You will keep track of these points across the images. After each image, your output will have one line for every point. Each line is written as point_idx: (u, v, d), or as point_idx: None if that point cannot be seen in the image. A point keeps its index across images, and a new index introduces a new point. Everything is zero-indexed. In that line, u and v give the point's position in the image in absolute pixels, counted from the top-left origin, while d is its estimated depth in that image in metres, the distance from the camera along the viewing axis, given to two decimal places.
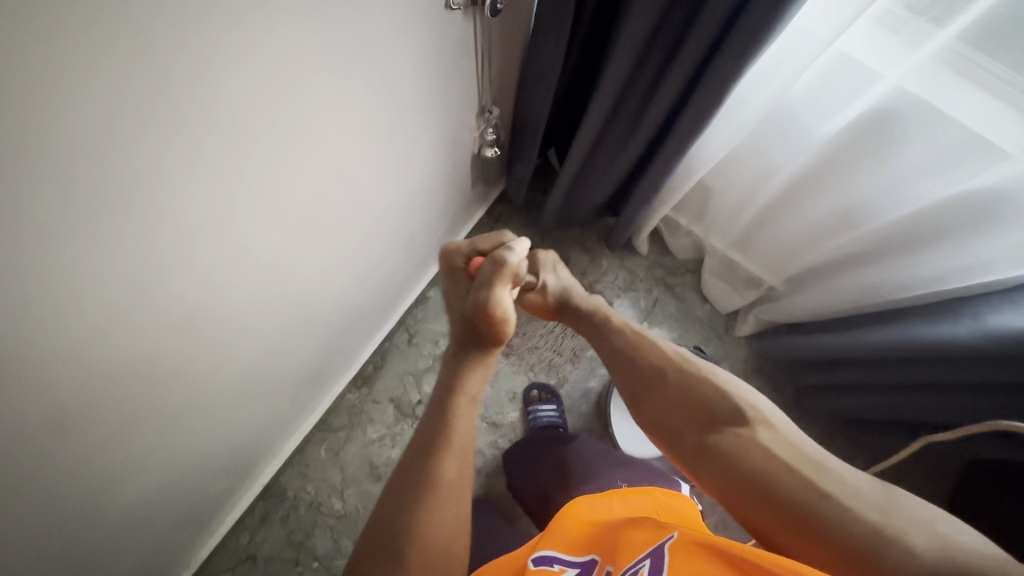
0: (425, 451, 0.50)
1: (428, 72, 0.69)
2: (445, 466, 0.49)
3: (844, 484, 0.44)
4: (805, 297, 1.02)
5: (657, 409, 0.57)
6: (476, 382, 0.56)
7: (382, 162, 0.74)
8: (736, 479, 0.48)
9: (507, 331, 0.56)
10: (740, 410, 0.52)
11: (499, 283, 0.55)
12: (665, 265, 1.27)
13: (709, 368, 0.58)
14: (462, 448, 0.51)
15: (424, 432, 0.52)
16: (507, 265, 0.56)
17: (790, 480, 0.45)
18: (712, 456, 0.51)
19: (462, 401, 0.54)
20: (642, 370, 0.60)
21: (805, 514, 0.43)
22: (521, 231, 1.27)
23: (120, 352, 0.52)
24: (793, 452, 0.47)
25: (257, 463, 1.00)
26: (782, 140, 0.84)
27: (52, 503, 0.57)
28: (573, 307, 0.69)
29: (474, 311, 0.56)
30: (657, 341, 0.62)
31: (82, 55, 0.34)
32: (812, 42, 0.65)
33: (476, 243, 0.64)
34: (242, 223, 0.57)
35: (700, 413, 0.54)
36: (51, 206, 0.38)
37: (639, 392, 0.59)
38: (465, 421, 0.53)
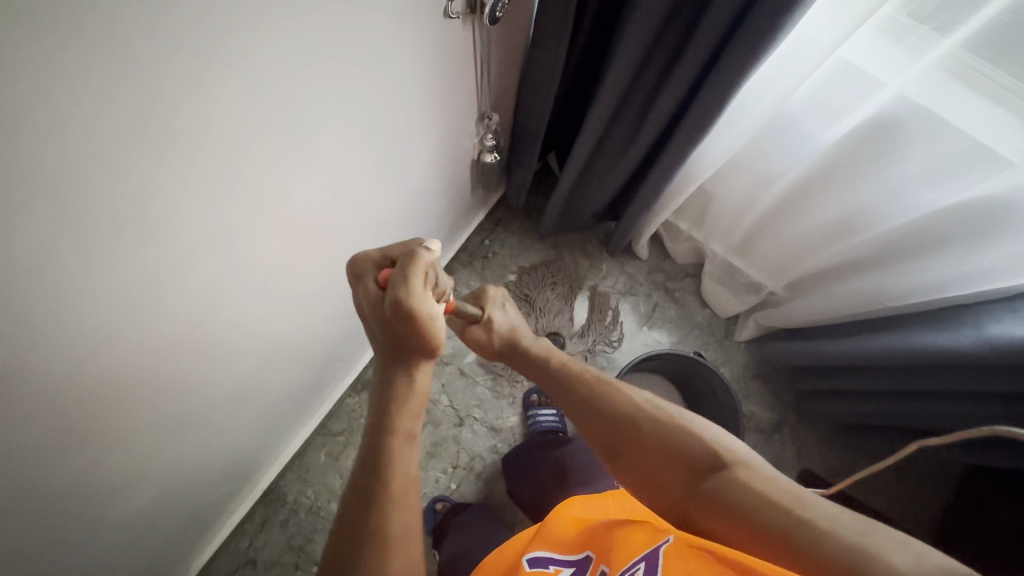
0: (365, 506, 0.46)
1: (426, 79, 0.69)
2: (389, 517, 0.46)
3: (819, 509, 0.42)
4: (806, 303, 1.02)
5: (634, 460, 0.55)
6: (410, 416, 0.52)
7: (381, 169, 0.73)
8: (726, 521, 0.46)
9: (439, 339, 0.51)
10: (715, 451, 0.51)
11: (414, 278, 0.48)
12: (665, 270, 1.27)
13: (675, 410, 0.57)
14: (407, 490, 0.48)
15: (361, 479, 0.48)
16: (421, 261, 0.49)
17: (772, 515, 0.43)
18: (700, 501, 0.49)
19: (399, 443, 0.50)
20: (608, 418, 0.58)
21: (790, 544, 0.41)
22: (520, 235, 1.27)
23: (120, 363, 0.52)
24: (770, 485, 0.46)
25: (256, 468, 1.00)
26: (783, 147, 0.84)
27: (53, 514, 0.57)
28: (523, 348, 0.70)
29: (396, 318, 0.49)
30: (619, 386, 0.61)
31: (77, 73, 0.34)
32: (814, 50, 0.65)
33: (383, 250, 0.54)
34: (241, 234, 0.57)
35: (676, 458, 0.52)
36: (48, 222, 0.38)
37: (610, 441, 0.58)
38: (404, 464, 0.49)
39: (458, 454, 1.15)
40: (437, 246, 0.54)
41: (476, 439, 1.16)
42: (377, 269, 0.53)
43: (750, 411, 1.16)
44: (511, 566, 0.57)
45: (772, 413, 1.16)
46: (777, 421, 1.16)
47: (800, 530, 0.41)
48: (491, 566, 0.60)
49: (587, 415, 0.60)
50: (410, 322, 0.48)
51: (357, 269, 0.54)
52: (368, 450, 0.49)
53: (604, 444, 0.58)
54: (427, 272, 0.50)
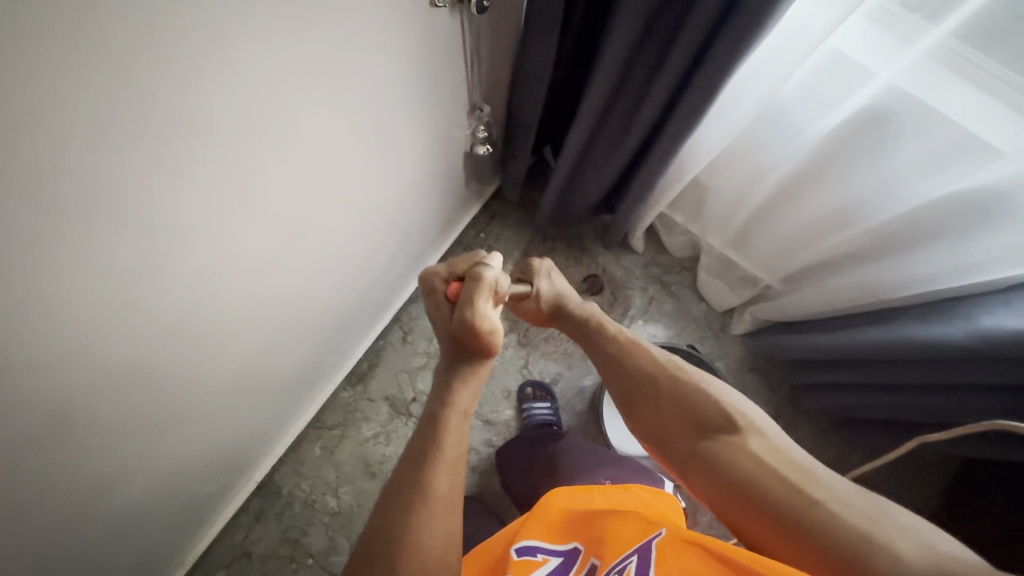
0: (420, 461, 0.47)
1: (414, 70, 0.68)
2: (440, 478, 0.47)
3: (827, 489, 0.44)
4: (800, 297, 1.02)
5: (648, 416, 0.57)
6: (467, 395, 0.54)
7: (371, 161, 0.73)
8: (724, 481, 0.48)
9: (496, 344, 0.55)
10: (730, 416, 0.52)
11: (480, 295, 0.56)
12: (661, 263, 1.26)
13: (699, 374, 0.58)
14: (457, 454, 0.49)
15: (419, 442, 0.49)
16: (484, 279, 0.58)
17: (775, 485, 0.45)
18: (704, 461, 0.50)
19: (454, 415, 0.51)
20: (632, 375, 0.60)
21: (788, 515, 0.43)
22: (516, 229, 1.26)
23: (109, 356, 0.52)
24: (781, 459, 0.47)
25: (250, 462, 1.00)
26: (776, 139, 0.83)
27: (44, 507, 0.57)
28: (570, 313, 0.69)
29: (462, 329, 0.55)
30: (650, 347, 0.62)
31: (56, 63, 0.33)
32: (805, 40, 0.65)
33: (452, 266, 0.63)
34: (230, 226, 0.56)
35: (688, 417, 0.54)
36: (32, 214, 0.37)
37: (629, 394, 0.60)
38: (457, 436, 0.50)
39: None
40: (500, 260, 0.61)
41: (471, 433, 1.16)
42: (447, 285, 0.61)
43: None
44: (500, 558, 0.57)
45: (767, 406, 1.16)
46: (772, 414, 1.16)
47: (801, 503, 0.43)
48: (480, 558, 0.60)
49: (611, 369, 0.62)
50: (472, 331, 0.55)
51: (432, 280, 0.63)
52: (428, 418, 0.51)
53: (624, 397, 0.60)
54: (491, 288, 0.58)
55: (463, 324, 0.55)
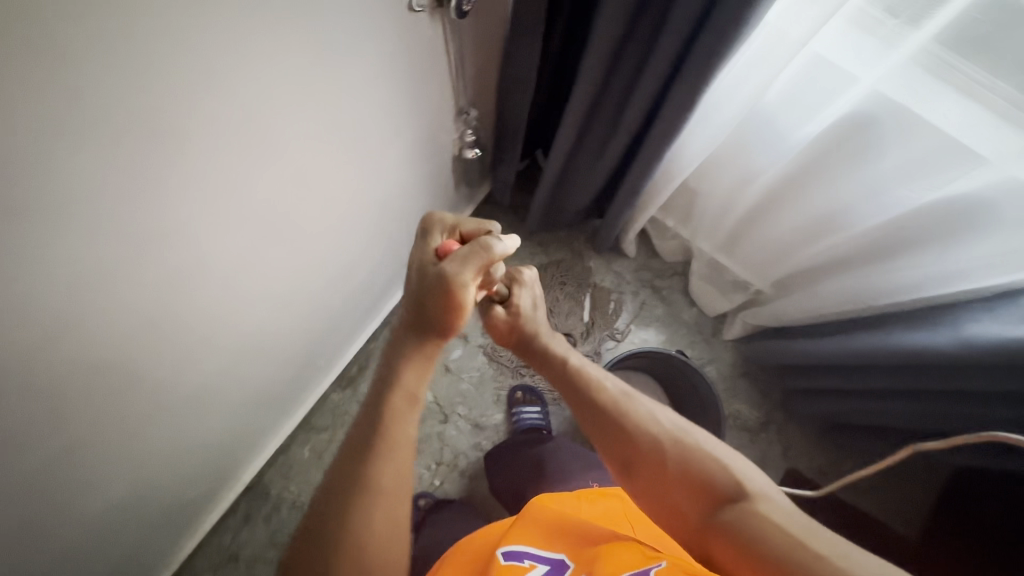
0: (362, 449, 0.46)
1: (395, 73, 0.68)
2: (383, 469, 0.46)
3: (840, 550, 0.40)
4: (789, 303, 1.01)
5: (654, 484, 0.51)
6: (414, 377, 0.50)
7: (354, 163, 0.73)
8: (742, 556, 0.43)
9: (460, 323, 0.51)
10: (738, 483, 0.48)
11: (471, 264, 0.49)
12: (653, 268, 1.26)
13: (701, 435, 0.53)
14: (402, 447, 0.48)
15: (364, 427, 0.48)
16: (487, 252, 0.50)
17: (796, 554, 0.40)
18: (719, 535, 0.46)
19: (397, 399, 0.49)
20: (633, 438, 0.53)
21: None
22: (508, 232, 1.26)
23: (83, 357, 0.52)
24: (796, 524, 0.43)
25: (236, 464, 1.00)
26: (762, 144, 0.83)
27: (20, 509, 0.57)
28: (541, 346, 0.63)
29: (432, 292, 0.49)
30: (643, 401, 0.56)
31: (27, 67, 0.34)
32: (786, 45, 0.64)
33: (458, 223, 0.54)
34: (208, 228, 0.56)
35: (694, 485, 0.49)
36: (5, 217, 0.37)
37: (629, 459, 0.53)
38: (404, 424, 0.48)
39: (442, 451, 1.15)
40: (515, 241, 0.52)
41: (460, 437, 1.16)
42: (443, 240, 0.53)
43: (736, 410, 1.16)
44: (485, 562, 0.57)
45: (758, 412, 1.16)
46: (763, 420, 1.15)
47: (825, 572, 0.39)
48: (467, 556, 0.60)
49: (606, 428, 0.55)
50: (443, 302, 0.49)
51: (428, 232, 0.54)
52: (371, 403, 0.49)
53: (623, 461, 0.53)
54: (489, 263, 0.50)
55: (438, 289, 0.49)
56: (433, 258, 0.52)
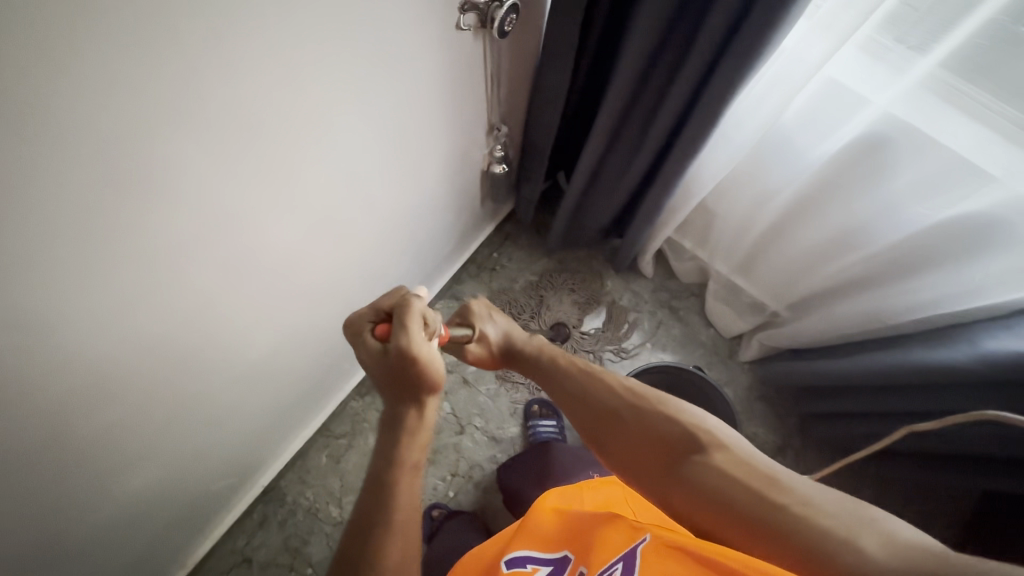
0: (372, 529, 0.45)
1: (436, 87, 0.74)
2: (394, 546, 0.45)
3: (793, 492, 0.42)
4: (808, 323, 1.03)
5: (618, 448, 0.55)
6: (415, 449, 0.51)
7: (394, 170, 0.78)
8: (699, 505, 0.46)
9: (439, 378, 0.52)
10: (694, 437, 0.50)
11: (409, 324, 0.52)
12: (669, 288, 1.29)
13: (660, 398, 0.56)
14: (409, 520, 0.47)
15: (368, 504, 0.47)
16: (413, 309, 0.53)
17: (752, 500, 0.43)
18: (678, 490, 0.48)
19: (404, 478, 0.48)
20: (598, 409, 0.58)
21: (767, 526, 0.41)
22: (528, 249, 1.31)
23: (136, 331, 0.55)
24: (749, 470, 0.45)
25: (257, 464, 1.02)
26: (781, 163, 0.86)
27: (62, 481, 0.60)
28: (520, 348, 0.68)
29: (401, 366, 0.51)
30: (607, 375, 0.61)
31: (131, 52, 0.38)
32: (803, 68, 0.69)
33: (377, 306, 0.58)
34: (261, 218, 0.61)
35: (654, 444, 0.52)
36: (89, 185, 0.42)
37: (597, 429, 0.57)
38: (407, 494, 0.48)
39: (457, 462, 1.15)
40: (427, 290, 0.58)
41: (475, 448, 1.17)
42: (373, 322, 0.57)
43: (752, 432, 1.16)
44: (490, 566, 0.58)
45: (774, 435, 1.15)
46: (781, 443, 1.15)
47: (775, 515, 0.41)
48: (473, 562, 0.61)
49: (577, 406, 0.60)
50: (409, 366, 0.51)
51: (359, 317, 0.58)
52: (374, 478, 0.48)
53: (592, 433, 0.58)
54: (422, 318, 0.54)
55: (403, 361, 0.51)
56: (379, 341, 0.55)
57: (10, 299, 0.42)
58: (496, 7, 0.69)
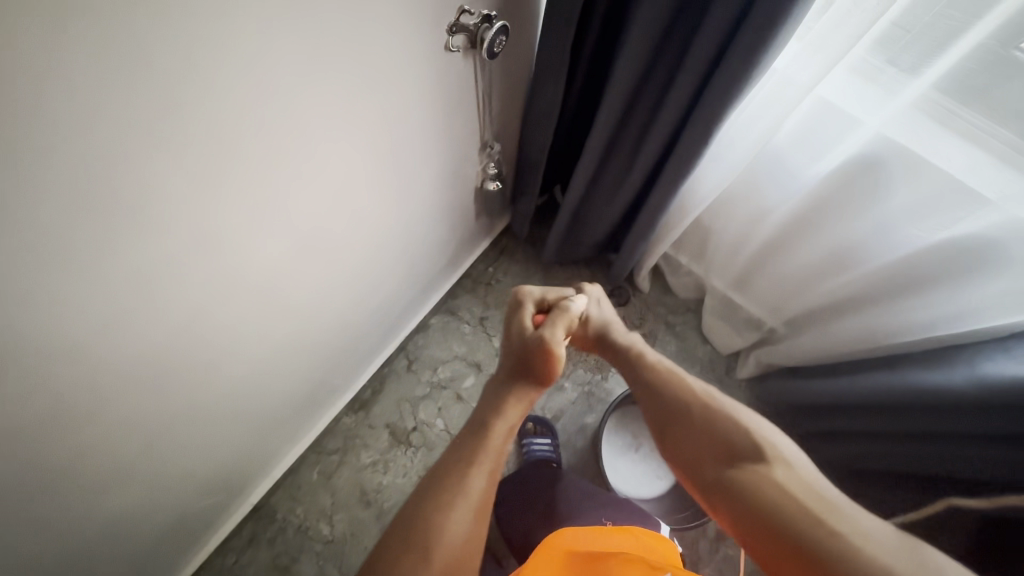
0: (468, 458, 0.52)
1: (428, 107, 0.74)
2: (475, 479, 0.50)
3: (852, 525, 0.43)
4: (804, 341, 1.02)
5: (679, 440, 0.55)
6: (517, 412, 0.58)
7: (385, 187, 0.78)
8: (748, 512, 0.47)
9: (557, 372, 0.60)
10: (757, 445, 0.50)
11: (561, 321, 0.63)
12: (666, 303, 1.28)
13: (732, 403, 0.56)
14: (495, 465, 0.53)
15: (470, 436, 0.55)
16: (570, 314, 0.64)
17: (806, 521, 0.43)
18: (729, 493, 0.49)
19: (503, 426, 0.56)
20: (666, 401, 0.58)
21: (817, 552, 0.41)
22: (524, 264, 1.31)
23: (118, 354, 0.54)
24: (811, 493, 0.45)
25: (246, 481, 1.01)
26: (774, 182, 0.86)
27: (43, 504, 0.59)
28: (610, 339, 0.68)
29: (535, 348, 0.60)
30: (681, 372, 0.61)
31: (115, 80, 0.39)
32: (793, 88, 0.69)
33: (544, 294, 0.68)
34: (249, 236, 0.61)
35: (717, 445, 0.52)
36: (70, 209, 0.41)
37: (661, 419, 0.58)
38: (501, 443, 0.55)
39: None
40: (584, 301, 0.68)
41: None
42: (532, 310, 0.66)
43: None
44: None
45: None
46: None
47: (828, 541, 0.42)
48: None
49: (645, 394, 0.61)
50: (539, 351, 0.60)
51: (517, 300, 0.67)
52: (481, 421, 0.56)
53: (655, 421, 0.59)
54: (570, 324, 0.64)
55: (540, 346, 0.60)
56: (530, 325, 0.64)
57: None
58: (485, 28, 0.69)
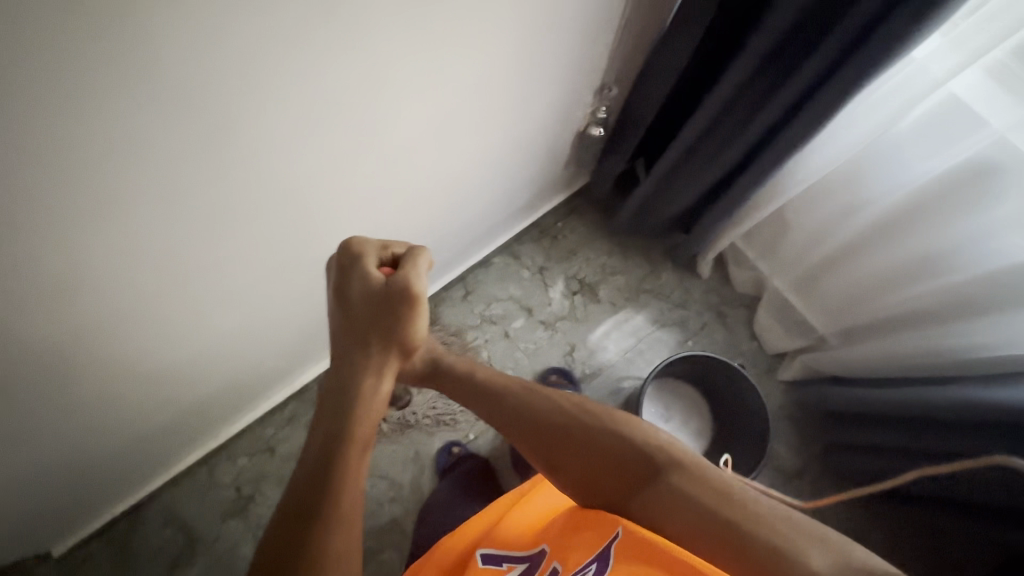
0: (308, 528, 0.48)
1: (573, 24, 0.77)
2: (334, 535, 0.48)
3: (749, 508, 0.50)
4: (857, 349, 1.04)
5: (573, 470, 0.59)
6: (366, 428, 0.56)
7: (509, 97, 0.82)
8: (666, 518, 0.52)
9: (417, 339, 0.61)
10: (652, 456, 0.56)
11: (421, 262, 0.60)
12: (722, 293, 1.30)
13: (611, 420, 0.60)
14: (350, 516, 0.51)
15: (309, 495, 0.50)
16: (426, 256, 0.61)
17: (715, 518, 0.50)
18: (643, 504, 0.54)
19: (354, 454, 0.53)
20: (553, 434, 0.61)
21: (728, 540, 0.49)
22: (593, 226, 1.34)
23: (266, 172, 0.58)
24: (707, 487, 0.52)
25: (302, 358, 1.08)
26: (884, 178, 0.87)
27: (171, 300, 0.64)
28: (449, 366, 0.66)
29: (398, 300, 0.58)
30: (554, 398, 0.63)
31: None
32: (929, 79, 0.71)
33: (388, 242, 0.63)
34: (396, 100, 0.64)
35: (617, 465, 0.57)
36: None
37: (551, 454, 0.61)
38: (353, 481, 0.52)
39: None
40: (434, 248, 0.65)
41: None
42: (379, 254, 0.61)
43: (774, 450, 1.16)
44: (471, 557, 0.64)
45: (796, 458, 1.16)
46: (799, 467, 1.15)
47: (736, 531, 0.49)
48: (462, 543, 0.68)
49: (525, 430, 0.62)
50: (394, 316, 0.58)
51: (340, 262, 0.60)
52: (325, 470, 0.52)
53: (544, 457, 0.61)
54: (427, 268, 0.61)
55: (403, 302, 0.58)
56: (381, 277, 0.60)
57: (201, 84, 0.45)
58: None
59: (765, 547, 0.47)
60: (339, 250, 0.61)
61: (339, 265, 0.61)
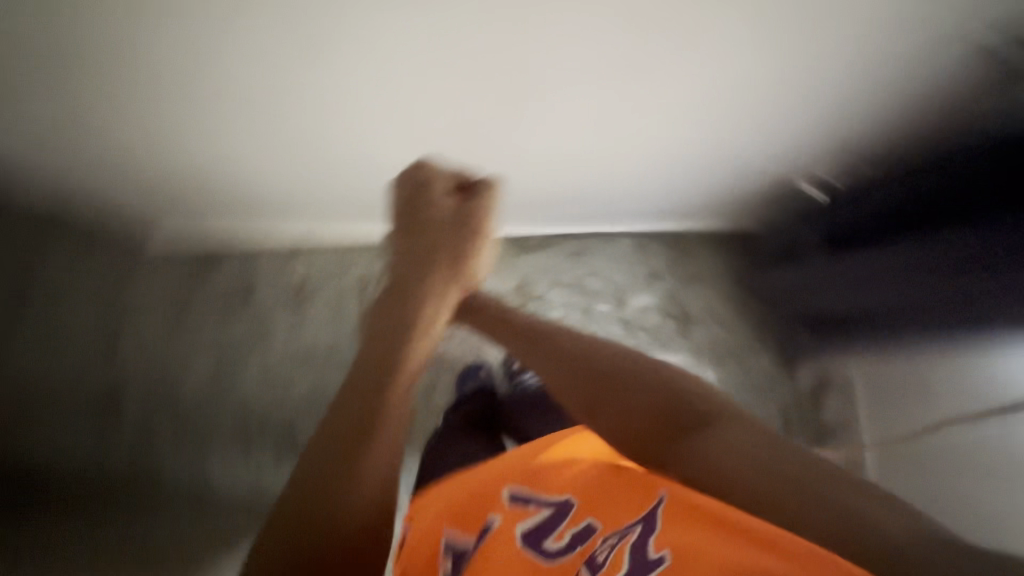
0: (356, 443, 0.61)
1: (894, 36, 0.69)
2: (366, 461, 0.62)
3: (811, 460, 0.47)
4: (920, 480, 1.04)
5: (615, 419, 0.61)
6: (415, 358, 0.65)
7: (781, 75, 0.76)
8: (712, 470, 0.51)
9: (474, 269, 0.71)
10: (696, 416, 0.57)
11: (484, 199, 0.72)
12: (801, 404, 1.30)
13: (651, 368, 0.63)
14: (386, 432, 0.63)
15: (351, 416, 0.62)
16: (490, 190, 0.73)
17: (769, 469, 0.47)
18: (688, 454, 0.54)
19: (403, 379, 0.64)
20: (598, 379, 0.63)
21: (783, 495, 0.46)
22: (732, 270, 1.27)
23: None
24: (757, 437, 0.51)
25: None
26: (986, 388, 0.91)
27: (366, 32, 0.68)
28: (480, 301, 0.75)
29: (463, 232, 0.69)
30: (599, 347, 0.67)
31: None
32: None
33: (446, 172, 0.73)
34: None
35: (660, 418, 0.58)
36: None
37: (591, 402, 0.63)
38: (401, 393, 0.64)
39: None
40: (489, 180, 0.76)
41: None
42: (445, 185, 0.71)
43: None
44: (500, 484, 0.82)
45: None
46: None
47: (794, 486, 0.45)
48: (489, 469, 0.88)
49: (566, 374, 0.66)
50: (457, 234, 0.69)
51: (409, 193, 0.70)
52: (372, 396, 0.62)
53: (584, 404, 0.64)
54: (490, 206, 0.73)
55: (466, 231, 0.69)
56: (448, 206, 0.69)
57: None
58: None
59: (826, 495, 0.44)
60: (410, 180, 0.71)
61: (411, 194, 0.70)
